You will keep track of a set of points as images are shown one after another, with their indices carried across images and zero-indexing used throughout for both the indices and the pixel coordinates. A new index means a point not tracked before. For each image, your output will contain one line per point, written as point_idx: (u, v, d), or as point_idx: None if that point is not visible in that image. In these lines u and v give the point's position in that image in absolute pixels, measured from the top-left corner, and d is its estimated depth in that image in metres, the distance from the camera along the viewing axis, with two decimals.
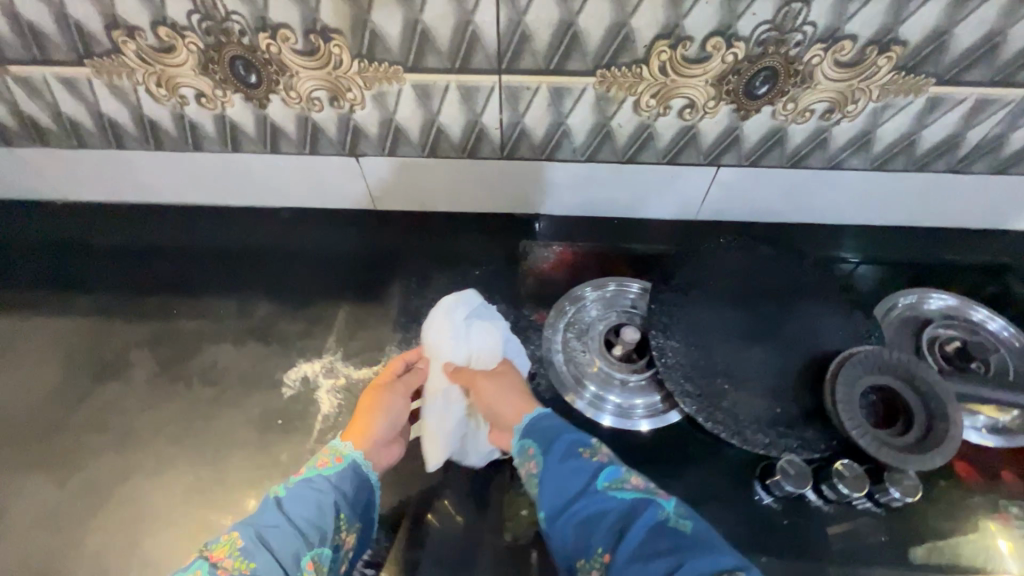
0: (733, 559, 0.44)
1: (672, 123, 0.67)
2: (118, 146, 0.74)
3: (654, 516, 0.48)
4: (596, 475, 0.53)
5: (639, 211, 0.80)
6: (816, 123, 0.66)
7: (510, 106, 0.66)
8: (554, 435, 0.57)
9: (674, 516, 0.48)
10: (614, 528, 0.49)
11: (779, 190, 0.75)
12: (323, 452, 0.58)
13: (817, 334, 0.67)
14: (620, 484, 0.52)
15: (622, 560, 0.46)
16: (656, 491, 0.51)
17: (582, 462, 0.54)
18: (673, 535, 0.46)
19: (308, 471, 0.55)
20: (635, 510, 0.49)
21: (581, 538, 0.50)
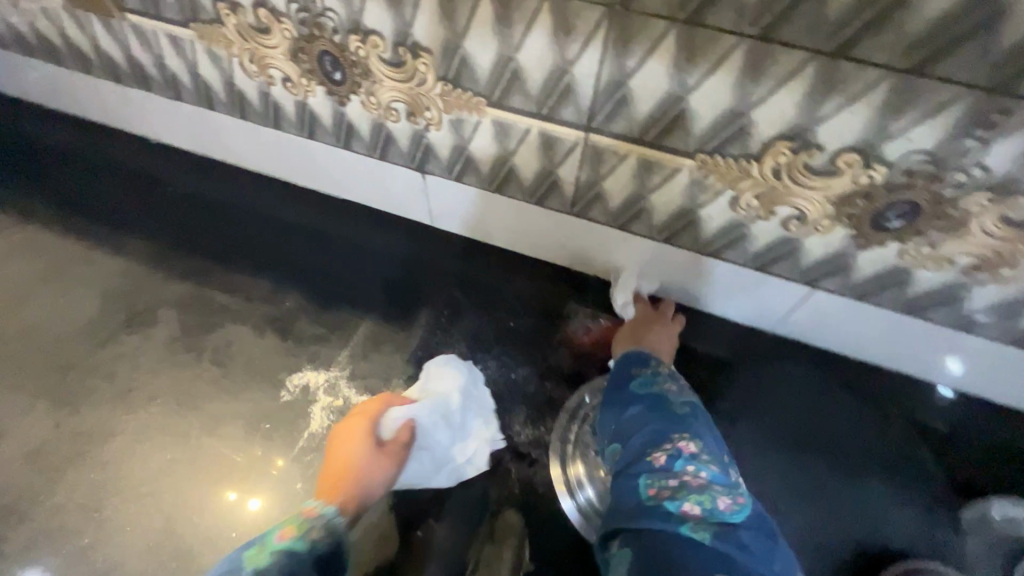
0: (699, 438, 0.46)
1: (772, 230, 0.57)
2: (208, 106, 0.76)
3: (653, 401, 0.50)
4: (631, 373, 0.55)
5: (707, 306, 0.71)
6: (952, 275, 0.53)
7: (591, 166, 0.59)
8: (625, 357, 0.57)
9: (673, 404, 0.50)
10: (618, 405, 0.52)
11: (881, 332, 0.63)
12: (301, 516, 0.48)
13: (878, 523, 0.58)
14: (645, 380, 0.53)
15: (622, 427, 0.49)
16: (683, 390, 0.51)
17: (627, 363, 0.56)
18: (664, 416, 0.48)
19: (292, 540, 0.45)
20: (642, 395, 0.51)
21: (606, 416, 0.53)
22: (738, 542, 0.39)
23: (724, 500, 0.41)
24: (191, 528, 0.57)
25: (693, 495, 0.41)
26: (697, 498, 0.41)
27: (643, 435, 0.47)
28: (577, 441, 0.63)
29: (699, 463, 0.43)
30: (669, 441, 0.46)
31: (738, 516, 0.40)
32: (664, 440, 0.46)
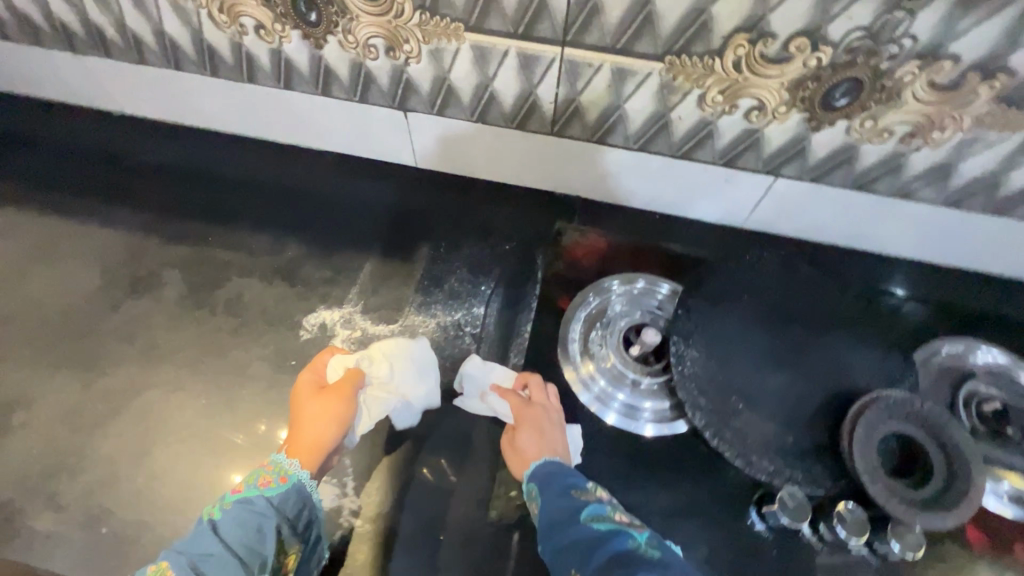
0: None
1: (736, 124, 0.63)
2: (176, 67, 0.75)
3: (622, 544, 0.45)
4: (584, 508, 0.50)
5: (683, 210, 0.77)
6: (893, 145, 0.61)
7: (568, 81, 0.63)
8: (547, 473, 0.54)
9: (644, 547, 0.45)
10: (581, 553, 0.45)
11: (835, 211, 0.71)
12: (263, 468, 0.54)
13: (848, 368, 0.62)
14: (603, 517, 0.48)
15: None
16: (637, 522, 0.48)
17: (578, 499, 0.51)
18: (640, 561, 0.43)
19: (247, 489, 0.52)
20: (605, 537, 0.46)
21: (560, 561, 0.47)
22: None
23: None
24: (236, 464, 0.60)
25: None
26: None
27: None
28: (582, 339, 0.68)
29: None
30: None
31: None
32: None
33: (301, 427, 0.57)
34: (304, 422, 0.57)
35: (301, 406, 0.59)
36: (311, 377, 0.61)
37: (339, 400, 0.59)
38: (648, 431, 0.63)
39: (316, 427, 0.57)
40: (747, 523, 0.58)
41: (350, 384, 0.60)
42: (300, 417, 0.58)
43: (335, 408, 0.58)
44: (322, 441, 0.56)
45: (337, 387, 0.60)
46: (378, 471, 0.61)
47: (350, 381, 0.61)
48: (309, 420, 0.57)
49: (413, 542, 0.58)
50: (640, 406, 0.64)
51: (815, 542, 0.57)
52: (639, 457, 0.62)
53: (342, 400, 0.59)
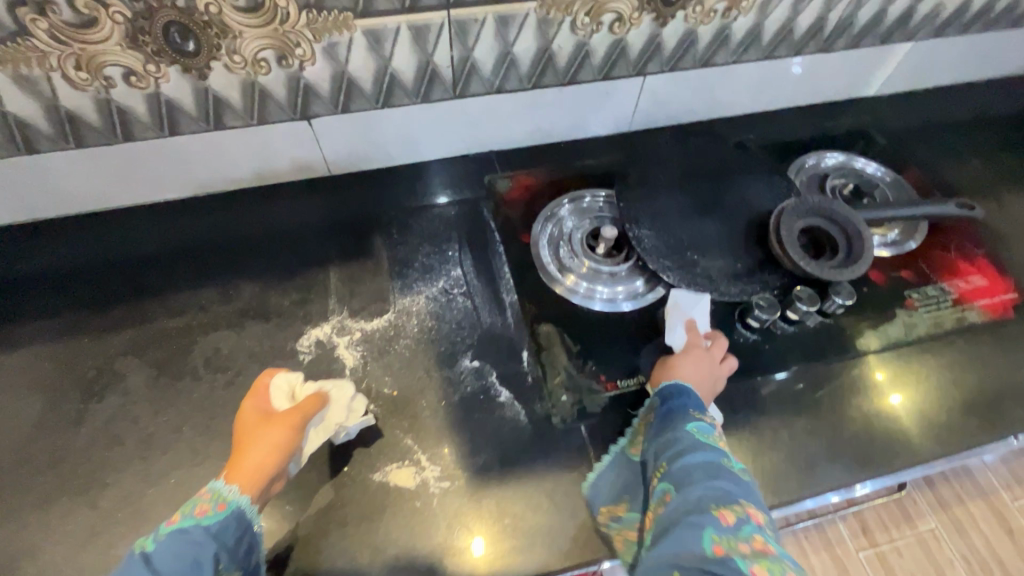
0: (763, 515, 0.47)
1: (605, 38, 0.74)
2: (28, 150, 0.66)
3: (715, 457, 0.51)
4: (693, 420, 0.56)
5: (580, 130, 0.88)
6: (719, 21, 0.76)
7: (460, 41, 0.69)
8: (671, 389, 0.60)
9: (736, 468, 0.51)
10: (677, 450, 0.53)
11: (693, 90, 0.86)
12: (199, 497, 0.51)
13: (751, 199, 0.79)
14: (708, 435, 0.54)
15: (675, 471, 0.51)
16: (733, 451, 0.54)
17: (691, 413, 0.57)
18: (729, 474, 0.49)
19: (182, 519, 0.49)
20: (705, 446, 0.52)
21: (659, 451, 0.55)
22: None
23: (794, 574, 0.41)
24: (301, 497, 0.58)
25: (762, 560, 0.42)
26: (765, 563, 0.41)
27: (706, 485, 0.48)
28: (554, 260, 0.76)
29: (767, 536, 0.45)
30: (735, 502, 0.46)
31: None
32: (727, 497, 0.47)
33: (244, 454, 0.53)
34: (247, 450, 0.54)
35: (251, 431, 0.55)
36: (261, 404, 0.58)
37: (287, 427, 0.55)
38: (627, 307, 0.73)
39: (259, 454, 0.53)
40: (738, 338, 0.72)
41: (305, 407, 0.57)
42: (245, 443, 0.54)
43: (283, 436, 0.55)
44: (264, 466, 0.53)
45: (291, 411, 0.56)
46: (438, 439, 0.62)
47: (305, 407, 0.57)
48: (252, 448, 0.54)
49: (501, 479, 0.61)
50: (620, 291, 0.74)
51: (786, 328, 0.73)
52: (641, 327, 0.72)
53: (291, 427, 0.55)
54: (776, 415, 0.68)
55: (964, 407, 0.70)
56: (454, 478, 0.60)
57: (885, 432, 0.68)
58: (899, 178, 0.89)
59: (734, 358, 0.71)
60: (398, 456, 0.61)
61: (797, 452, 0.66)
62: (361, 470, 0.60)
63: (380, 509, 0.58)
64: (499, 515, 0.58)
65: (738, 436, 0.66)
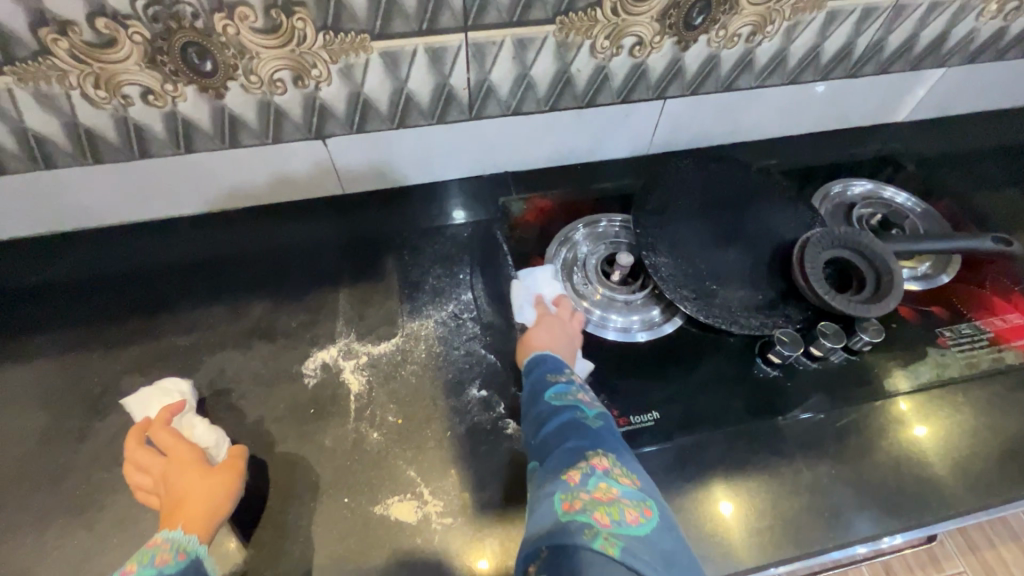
0: (615, 458, 0.47)
1: (625, 62, 0.73)
2: (48, 165, 0.67)
3: (572, 416, 0.51)
4: (550, 388, 0.55)
5: (598, 153, 0.86)
6: (742, 46, 0.75)
7: (477, 63, 0.68)
8: (544, 359, 0.58)
9: (589, 419, 0.51)
10: (537, 426, 0.52)
11: (715, 114, 0.84)
12: (154, 547, 0.46)
13: (774, 227, 0.77)
14: (565, 395, 0.54)
15: (538, 448, 0.49)
16: (592, 402, 0.54)
17: (548, 380, 0.56)
18: (582, 431, 0.49)
19: (139, 571, 0.43)
20: (558, 412, 0.52)
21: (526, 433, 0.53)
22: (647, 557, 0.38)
23: (633, 514, 0.41)
24: (301, 527, 0.57)
25: (602, 507, 0.41)
26: (607, 508, 0.41)
27: (562, 454, 0.47)
28: (568, 286, 0.74)
29: (612, 478, 0.45)
30: (584, 460, 0.46)
31: (645, 524, 0.41)
32: (578, 456, 0.46)
33: (192, 499, 0.50)
34: (195, 499, 0.50)
35: (186, 478, 0.51)
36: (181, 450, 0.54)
37: (235, 473, 0.54)
38: (642, 338, 0.71)
39: (208, 496, 0.50)
40: (758, 373, 0.69)
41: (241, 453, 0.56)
42: (189, 491, 0.51)
43: (232, 481, 0.53)
44: (217, 511, 0.50)
45: (229, 459, 0.55)
46: (443, 471, 0.60)
47: (238, 454, 0.56)
48: (203, 495, 0.50)
49: (507, 516, 0.58)
50: (636, 321, 0.72)
51: (809, 365, 0.70)
52: (656, 359, 0.69)
53: (239, 472, 0.54)
54: (797, 457, 0.65)
55: (998, 451, 0.66)
56: (457, 515, 0.58)
57: (915, 479, 0.64)
58: (930, 209, 0.85)
59: (753, 394, 0.68)
60: (401, 488, 0.59)
61: (819, 497, 0.62)
62: (363, 502, 0.58)
63: (379, 544, 0.56)
64: (503, 555, 0.56)
65: (758, 481, 0.63)
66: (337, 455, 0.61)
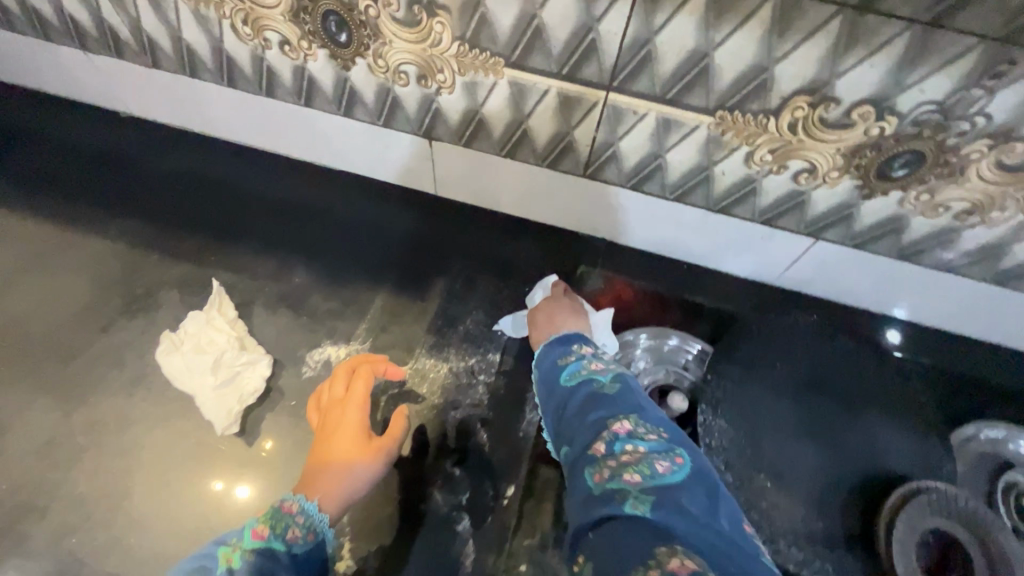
0: (633, 413, 0.46)
1: (782, 184, 0.59)
2: (191, 74, 0.71)
3: (588, 390, 0.50)
4: (561, 370, 0.53)
5: (713, 262, 0.73)
6: (946, 221, 0.57)
7: (609, 126, 0.59)
8: (559, 339, 0.58)
9: (605, 385, 0.50)
10: (557, 410, 0.50)
11: (873, 279, 0.67)
12: (289, 515, 0.50)
13: (876, 448, 0.62)
14: (576, 370, 0.53)
15: (560, 434, 0.49)
16: (608, 367, 0.52)
17: (558, 359, 0.55)
18: (599, 399, 0.48)
19: (271, 539, 0.48)
20: (571, 393, 0.50)
21: (546, 417, 0.52)
22: (680, 504, 0.39)
23: (663, 463, 0.42)
24: (225, 518, 0.55)
25: (631, 468, 0.41)
26: (636, 467, 0.41)
27: (586, 430, 0.47)
28: None
29: (637, 437, 0.44)
30: (605, 425, 0.46)
31: (675, 475, 0.42)
32: (600, 428, 0.46)
33: (334, 471, 0.53)
34: (337, 469, 0.54)
35: (341, 444, 0.55)
36: (346, 409, 0.57)
37: (386, 459, 0.56)
38: None
39: (349, 475, 0.54)
40: None
41: (397, 440, 0.57)
42: (334, 459, 0.54)
43: (376, 464, 0.55)
44: (352, 492, 0.53)
45: (386, 439, 0.57)
46: (370, 532, 0.57)
47: (394, 434, 0.57)
48: (344, 469, 0.54)
49: None
50: None
51: None
52: None
53: (385, 458, 0.56)
54: None
55: None
56: None
57: None
58: None
59: None
60: None
61: None
62: None
63: None
64: None
65: None
66: (292, 460, 0.58)
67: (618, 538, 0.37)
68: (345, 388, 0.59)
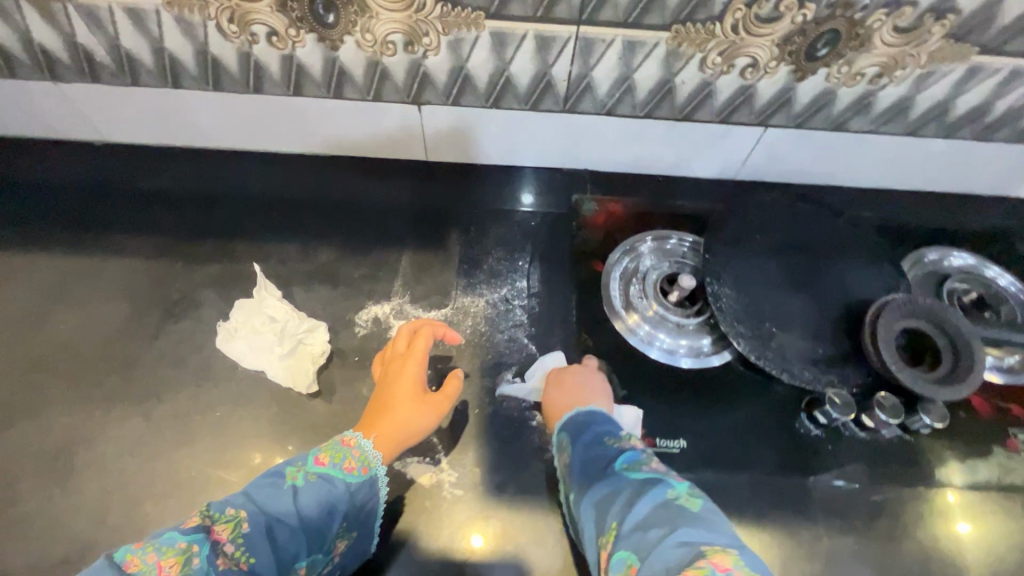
0: (730, 546, 0.43)
1: (733, 82, 0.70)
2: (175, 84, 0.73)
3: (662, 493, 0.49)
4: (618, 456, 0.55)
5: (683, 169, 0.84)
6: (864, 87, 0.70)
7: (582, 58, 0.68)
8: (598, 415, 0.60)
9: (683, 499, 0.48)
10: (623, 507, 0.49)
11: (815, 153, 0.80)
12: (348, 448, 0.56)
13: (850, 284, 0.73)
14: (637, 466, 0.54)
15: (628, 536, 0.46)
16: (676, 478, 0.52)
17: (612, 448, 0.56)
18: (683, 514, 0.46)
19: (330, 467, 0.55)
20: (645, 485, 0.51)
21: (599, 509, 0.51)
22: None
23: None
24: None
25: None
26: None
27: (664, 542, 0.44)
28: (621, 295, 0.74)
29: None
30: (697, 550, 0.42)
31: None
32: (688, 547, 0.43)
33: (393, 419, 0.59)
34: (394, 419, 0.59)
35: (400, 395, 0.60)
36: (408, 363, 0.62)
37: (439, 415, 0.61)
38: (685, 364, 0.70)
39: (405, 424, 0.59)
40: (800, 428, 0.67)
41: (450, 397, 0.62)
42: (393, 409, 0.59)
43: (429, 420, 0.60)
44: (403, 441, 0.59)
45: (441, 397, 0.62)
46: (460, 444, 0.64)
47: (450, 393, 0.62)
48: (400, 419, 0.59)
49: (513, 503, 0.61)
50: (680, 347, 0.71)
51: (857, 432, 0.67)
52: (696, 388, 0.69)
53: (439, 415, 0.61)
54: (820, 522, 0.62)
55: None
56: (467, 488, 0.62)
57: None
58: None
59: (788, 448, 0.66)
60: (420, 451, 0.63)
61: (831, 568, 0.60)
62: None
63: (393, 499, 0.60)
64: (503, 540, 0.59)
65: (772, 535, 0.61)
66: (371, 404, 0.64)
67: None
68: (407, 344, 0.64)
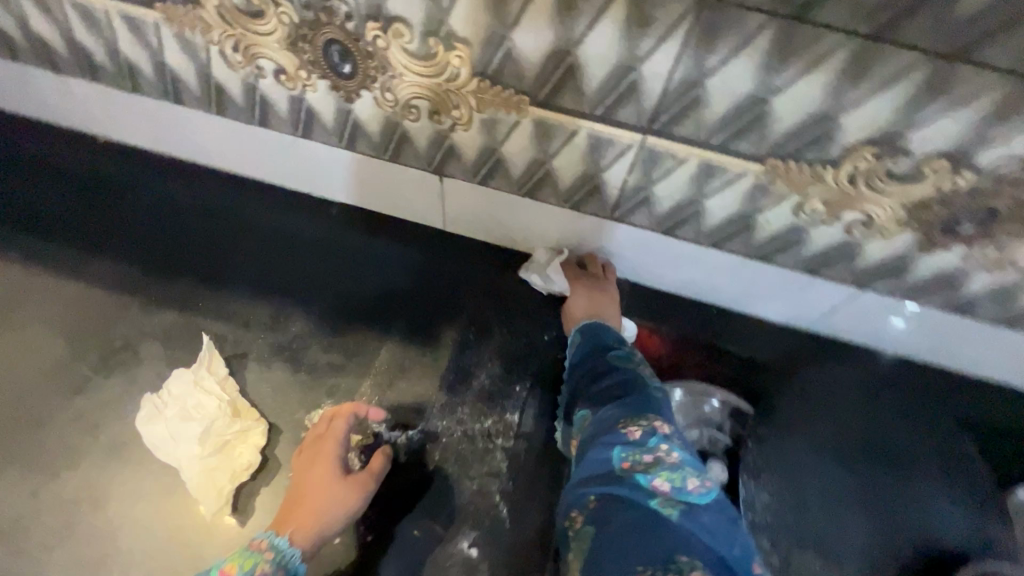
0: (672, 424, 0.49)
1: (833, 234, 0.54)
2: (174, 100, 0.64)
3: (636, 382, 0.53)
4: (612, 346, 0.58)
5: (745, 306, 0.67)
6: (1013, 277, 0.52)
7: (643, 169, 0.53)
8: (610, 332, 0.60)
9: (654, 387, 0.53)
10: (597, 383, 0.54)
11: (921, 330, 0.62)
12: (257, 551, 0.47)
13: (923, 514, 0.59)
14: (626, 357, 0.57)
15: (594, 406, 0.52)
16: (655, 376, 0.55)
17: (610, 338, 0.60)
18: (645, 394, 0.51)
19: None
20: (624, 371, 0.54)
21: (580, 382, 0.56)
22: (702, 521, 0.41)
23: (693, 481, 0.43)
24: None
25: (664, 473, 0.43)
26: (667, 475, 0.43)
27: (620, 412, 0.50)
28: None
29: (676, 473, 0.43)
30: (646, 419, 0.48)
31: (702, 497, 0.43)
32: (640, 416, 0.48)
33: (311, 505, 0.51)
34: (315, 501, 0.51)
35: (319, 479, 0.52)
36: (326, 443, 0.54)
37: (368, 490, 0.54)
38: None
39: (328, 505, 0.51)
40: None
41: (377, 470, 0.55)
42: (312, 493, 0.51)
43: (353, 498, 0.53)
44: (328, 526, 0.51)
45: (366, 473, 0.54)
46: None
47: (374, 469, 0.55)
48: (322, 500, 0.51)
49: None
50: None
51: None
52: None
53: (363, 493, 0.53)
54: None
55: None
56: None
57: None
58: None
59: None
60: None
61: None
62: None
63: None
64: None
65: None
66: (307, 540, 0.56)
67: (630, 522, 0.40)
68: (325, 423, 0.56)
